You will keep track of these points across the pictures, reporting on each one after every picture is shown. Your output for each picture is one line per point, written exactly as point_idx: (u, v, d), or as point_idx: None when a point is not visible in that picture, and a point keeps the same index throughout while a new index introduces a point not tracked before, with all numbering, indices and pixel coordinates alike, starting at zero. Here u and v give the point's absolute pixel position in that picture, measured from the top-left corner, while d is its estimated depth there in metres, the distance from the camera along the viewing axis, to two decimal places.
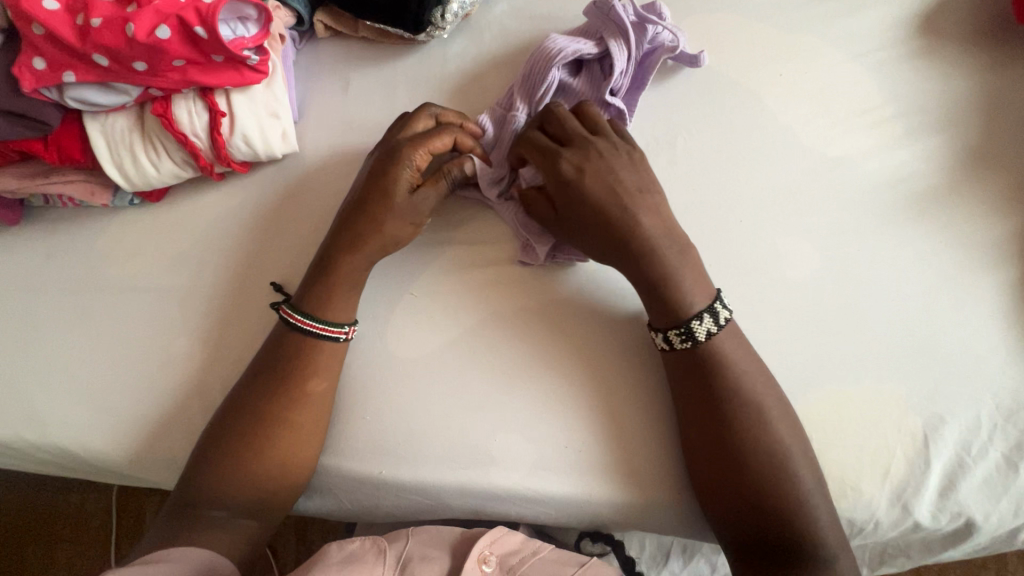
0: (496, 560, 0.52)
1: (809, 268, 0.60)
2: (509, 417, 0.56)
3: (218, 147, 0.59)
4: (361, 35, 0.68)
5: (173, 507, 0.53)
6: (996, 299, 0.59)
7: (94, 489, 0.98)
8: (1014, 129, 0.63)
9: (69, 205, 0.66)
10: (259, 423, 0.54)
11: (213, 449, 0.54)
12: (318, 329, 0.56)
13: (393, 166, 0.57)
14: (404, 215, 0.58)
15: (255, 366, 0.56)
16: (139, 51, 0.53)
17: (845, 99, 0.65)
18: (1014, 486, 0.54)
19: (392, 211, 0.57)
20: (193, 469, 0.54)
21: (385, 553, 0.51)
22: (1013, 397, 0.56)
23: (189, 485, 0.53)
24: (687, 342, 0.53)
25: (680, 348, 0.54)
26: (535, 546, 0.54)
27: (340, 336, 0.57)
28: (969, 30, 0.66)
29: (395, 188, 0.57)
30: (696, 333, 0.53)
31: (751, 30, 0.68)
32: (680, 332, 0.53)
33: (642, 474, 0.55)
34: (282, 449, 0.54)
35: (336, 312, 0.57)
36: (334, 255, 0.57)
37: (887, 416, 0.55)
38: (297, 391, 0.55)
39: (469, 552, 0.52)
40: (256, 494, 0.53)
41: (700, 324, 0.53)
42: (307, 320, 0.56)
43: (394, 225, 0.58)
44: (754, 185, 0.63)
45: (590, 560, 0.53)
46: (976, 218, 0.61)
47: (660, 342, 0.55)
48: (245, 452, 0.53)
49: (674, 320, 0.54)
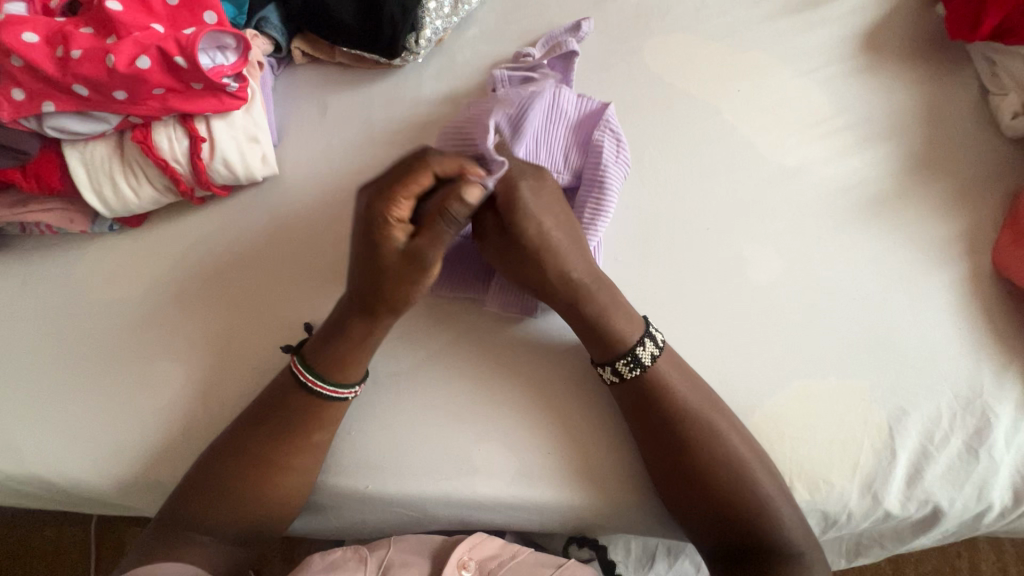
0: (475, 564, 0.53)
1: (774, 272, 0.62)
2: (490, 426, 0.57)
3: (199, 172, 0.60)
4: (337, 61, 0.71)
5: (159, 528, 0.54)
6: (949, 294, 0.61)
7: (70, 522, 0.96)
8: (956, 133, 0.67)
9: (46, 233, 0.67)
10: (246, 443, 0.55)
11: (201, 468, 0.55)
12: (329, 390, 0.55)
13: (380, 230, 0.51)
14: (403, 275, 0.52)
15: (260, 405, 0.56)
16: (119, 81, 0.54)
17: (802, 110, 0.68)
18: (975, 472, 0.57)
19: (393, 270, 0.52)
20: (183, 492, 0.54)
21: (367, 561, 0.54)
22: (969, 387, 0.58)
23: (178, 504, 0.54)
24: (634, 369, 0.55)
25: (630, 377, 0.55)
26: (513, 549, 0.55)
27: (350, 396, 0.56)
28: (911, 43, 0.71)
29: (388, 252, 0.51)
30: (641, 357, 0.55)
31: (710, 47, 0.71)
32: (627, 361, 0.55)
33: (619, 478, 0.56)
34: (270, 467, 0.55)
35: (347, 370, 0.56)
36: (354, 333, 0.55)
37: (854, 410, 0.58)
38: (285, 414, 0.55)
39: (447, 558, 0.54)
40: (246, 512, 0.54)
41: (644, 349, 0.55)
42: (320, 382, 0.55)
43: (396, 287, 0.53)
44: (719, 195, 0.65)
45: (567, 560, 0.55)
46: (927, 218, 0.64)
47: (609, 374, 0.56)
48: (230, 479, 0.54)
49: (619, 351, 0.55)
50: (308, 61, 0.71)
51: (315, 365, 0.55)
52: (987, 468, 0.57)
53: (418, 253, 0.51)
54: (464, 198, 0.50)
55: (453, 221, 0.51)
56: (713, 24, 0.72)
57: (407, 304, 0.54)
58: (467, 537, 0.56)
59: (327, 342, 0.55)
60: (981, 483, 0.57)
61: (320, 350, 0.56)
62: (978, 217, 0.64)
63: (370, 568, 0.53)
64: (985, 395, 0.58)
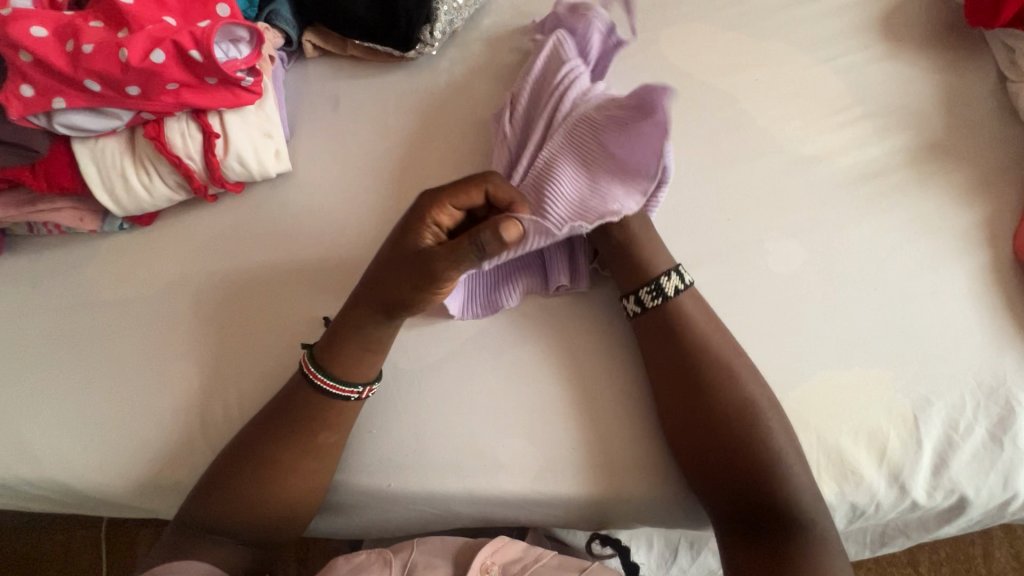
0: (497, 568, 0.53)
1: (796, 263, 0.62)
2: (513, 423, 0.56)
3: (213, 168, 0.59)
4: (349, 54, 0.69)
5: (177, 531, 0.53)
6: (970, 283, 0.61)
7: (80, 524, 0.95)
8: (975, 121, 0.67)
9: (54, 233, 0.66)
10: (269, 444, 0.54)
11: (217, 470, 0.54)
12: (328, 385, 0.54)
13: (410, 224, 0.51)
14: (414, 277, 0.51)
15: (269, 405, 0.55)
16: (133, 76, 0.52)
17: (821, 99, 0.68)
18: (1000, 460, 0.57)
19: (405, 269, 0.51)
20: (198, 497, 0.54)
21: (390, 563, 0.53)
22: (992, 375, 0.58)
23: (194, 509, 0.53)
24: (657, 299, 0.56)
25: (652, 307, 0.56)
26: (535, 554, 0.55)
27: (351, 396, 0.55)
28: (928, 30, 0.70)
29: (410, 250, 0.51)
30: (665, 288, 0.56)
31: (727, 36, 0.70)
32: (651, 289, 0.56)
33: (644, 473, 0.55)
34: (293, 469, 0.54)
35: (357, 369, 0.55)
36: (345, 318, 0.55)
37: (878, 400, 0.57)
38: (296, 416, 0.54)
39: (470, 560, 0.54)
40: (265, 513, 0.54)
41: (668, 281, 0.57)
42: (319, 374, 0.54)
43: (404, 287, 0.51)
44: (738, 185, 0.65)
45: (590, 563, 0.54)
46: (948, 207, 0.64)
47: (632, 305, 0.57)
48: (246, 483, 0.53)
49: (644, 279, 0.57)
50: (319, 54, 0.70)
51: (333, 364, 0.55)
52: (1011, 456, 0.57)
53: (431, 256, 0.49)
54: (495, 229, 0.46)
55: (475, 244, 0.47)
56: (729, 13, 0.71)
57: (408, 307, 0.53)
58: (490, 539, 0.55)
59: (336, 333, 0.55)
60: (1006, 472, 0.57)
61: (333, 347, 0.55)
62: (997, 205, 0.64)
63: (395, 570, 0.53)
64: (1008, 384, 0.58)
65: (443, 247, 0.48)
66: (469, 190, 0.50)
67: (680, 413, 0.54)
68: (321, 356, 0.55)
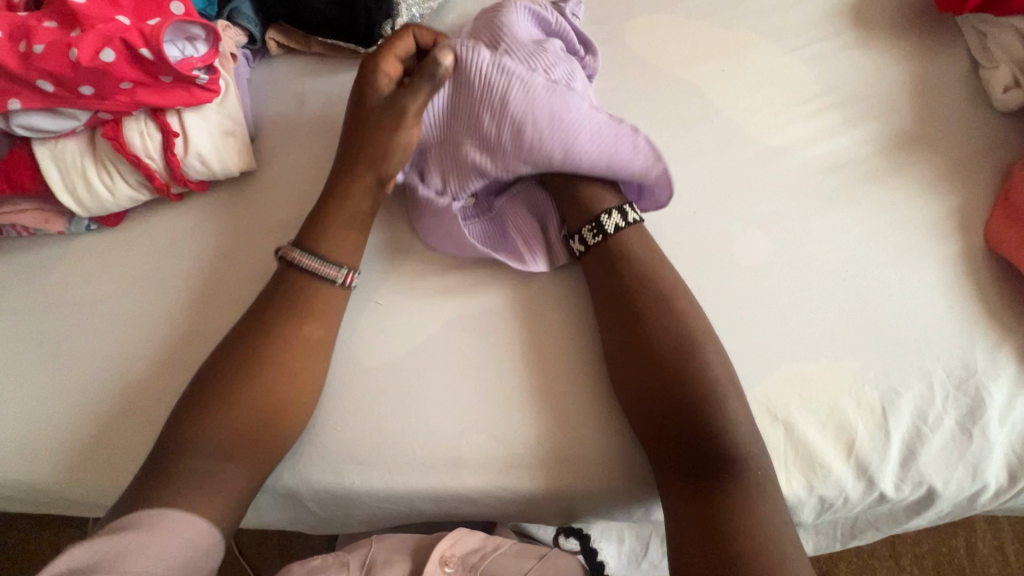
0: (457, 560, 0.53)
1: (762, 254, 0.61)
2: (476, 417, 0.56)
3: (173, 167, 0.59)
4: (313, 51, 0.69)
5: (127, 500, 0.50)
6: (940, 272, 0.60)
7: (67, 524, 0.96)
8: (944, 106, 0.66)
9: (23, 235, 0.66)
10: (225, 416, 0.52)
11: (170, 444, 0.52)
12: (314, 266, 0.57)
13: (370, 87, 0.60)
14: (387, 119, 0.59)
15: (218, 377, 0.54)
16: (84, 76, 0.53)
17: (789, 88, 0.67)
18: (969, 452, 0.56)
19: (380, 126, 0.59)
20: (148, 474, 0.51)
21: (347, 563, 0.53)
22: (962, 364, 0.57)
23: (147, 477, 0.51)
24: (597, 236, 0.58)
25: (593, 244, 0.59)
26: (495, 542, 0.55)
27: (336, 277, 0.58)
28: (895, 18, 0.70)
29: (376, 101, 0.59)
30: (605, 226, 0.58)
31: (692, 28, 0.70)
32: (591, 228, 0.58)
33: (608, 467, 0.55)
34: (254, 451, 0.53)
35: (321, 333, 0.57)
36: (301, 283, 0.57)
37: (845, 391, 0.57)
38: (253, 388, 0.53)
39: (428, 555, 0.54)
40: (226, 492, 0.51)
41: (608, 219, 0.58)
42: (305, 257, 0.57)
43: (380, 139, 0.59)
44: (705, 177, 0.64)
45: (550, 551, 0.55)
46: (917, 195, 0.63)
47: (577, 244, 0.60)
48: (204, 444, 0.51)
49: (585, 218, 0.59)
50: (282, 52, 0.70)
51: (295, 324, 0.56)
52: (981, 448, 0.56)
53: (398, 97, 0.58)
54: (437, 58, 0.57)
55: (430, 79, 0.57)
56: (693, 6, 0.71)
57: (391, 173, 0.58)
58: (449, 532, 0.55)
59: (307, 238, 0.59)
60: (976, 464, 0.56)
61: (291, 314, 0.56)
62: (969, 193, 0.63)
63: (353, 569, 0.53)
64: (979, 375, 0.57)
65: (404, 90, 0.58)
66: (405, 41, 0.60)
67: (648, 408, 0.53)
68: (279, 318, 0.56)
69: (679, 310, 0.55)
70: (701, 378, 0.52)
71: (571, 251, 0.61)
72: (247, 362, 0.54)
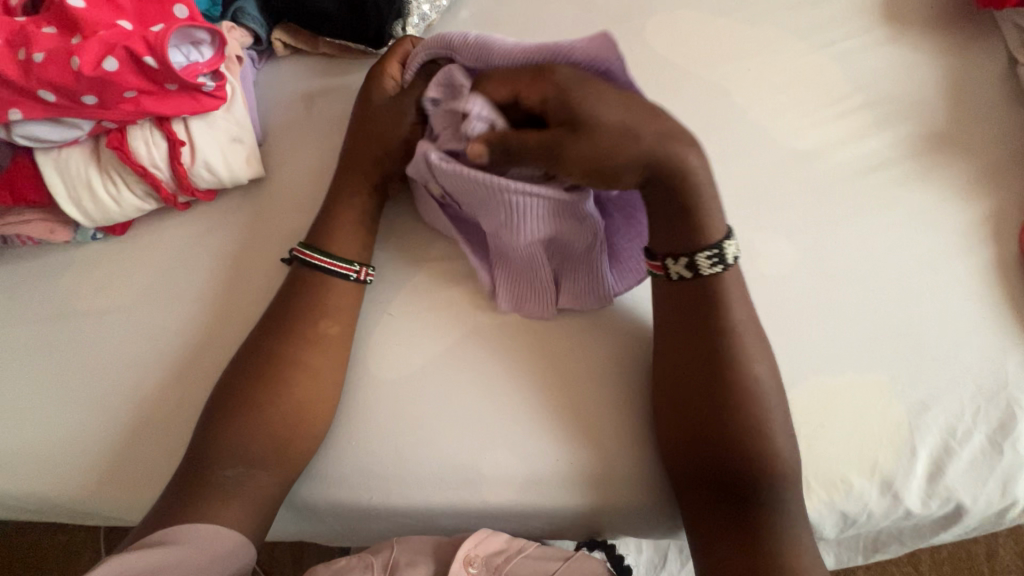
0: (482, 560, 0.52)
1: (788, 264, 0.59)
2: (494, 433, 0.55)
3: (180, 177, 0.58)
4: (321, 52, 0.67)
5: (154, 518, 0.51)
6: (973, 281, 0.58)
7: (80, 527, 0.96)
8: (979, 107, 0.63)
9: (28, 244, 0.64)
10: (253, 420, 0.53)
11: (199, 455, 0.52)
12: (327, 264, 0.57)
13: (371, 87, 0.61)
14: (390, 128, 0.60)
15: (240, 396, 0.54)
16: (87, 85, 0.51)
17: (817, 89, 0.64)
18: (999, 468, 0.55)
19: (376, 124, 0.61)
20: (175, 491, 0.51)
21: (372, 565, 0.52)
22: (992, 378, 0.55)
23: (176, 494, 0.51)
24: (716, 266, 0.51)
25: (708, 273, 0.51)
26: (520, 544, 0.54)
27: (351, 274, 0.58)
28: (927, 15, 0.67)
29: (373, 103, 0.60)
30: (726, 254, 0.51)
31: (715, 25, 0.67)
32: (711, 255, 0.51)
33: (630, 484, 0.54)
34: (278, 470, 0.53)
35: (336, 350, 0.56)
36: (323, 303, 0.57)
37: (872, 405, 0.55)
38: (278, 407, 0.53)
39: (453, 554, 0.52)
40: (258, 499, 0.52)
41: (730, 246, 0.52)
42: (317, 255, 0.57)
43: (382, 136, 0.60)
44: (729, 183, 0.62)
45: (575, 554, 0.53)
46: (950, 201, 0.60)
47: (685, 269, 0.52)
48: (235, 458, 0.52)
49: (701, 244, 0.52)
50: (290, 53, 0.68)
51: (316, 331, 0.56)
52: (1011, 462, 0.55)
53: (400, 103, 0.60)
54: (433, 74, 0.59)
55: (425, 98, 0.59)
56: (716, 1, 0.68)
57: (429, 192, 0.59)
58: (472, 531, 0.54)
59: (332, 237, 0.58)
60: (1005, 479, 0.55)
61: (311, 322, 0.56)
62: (1004, 199, 0.60)
63: (376, 571, 0.52)
64: (1010, 387, 0.55)
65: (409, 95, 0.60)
66: (404, 44, 0.62)
67: (684, 422, 0.51)
68: (299, 322, 0.56)
69: (710, 321, 0.51)
70: (729, 393, 0.50)
71: (668, 274, 0.53)
72: (267, 377, 0.54)
